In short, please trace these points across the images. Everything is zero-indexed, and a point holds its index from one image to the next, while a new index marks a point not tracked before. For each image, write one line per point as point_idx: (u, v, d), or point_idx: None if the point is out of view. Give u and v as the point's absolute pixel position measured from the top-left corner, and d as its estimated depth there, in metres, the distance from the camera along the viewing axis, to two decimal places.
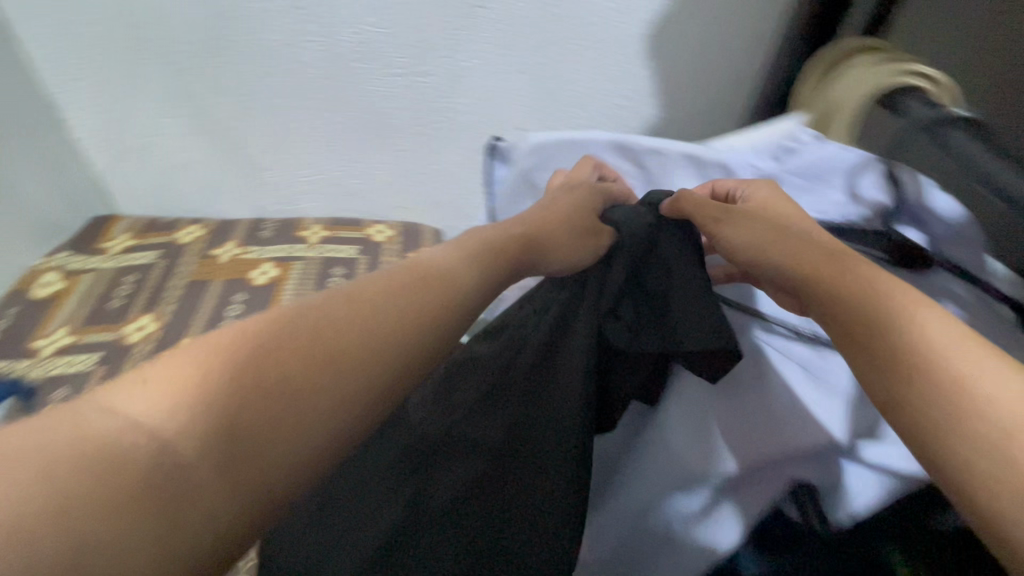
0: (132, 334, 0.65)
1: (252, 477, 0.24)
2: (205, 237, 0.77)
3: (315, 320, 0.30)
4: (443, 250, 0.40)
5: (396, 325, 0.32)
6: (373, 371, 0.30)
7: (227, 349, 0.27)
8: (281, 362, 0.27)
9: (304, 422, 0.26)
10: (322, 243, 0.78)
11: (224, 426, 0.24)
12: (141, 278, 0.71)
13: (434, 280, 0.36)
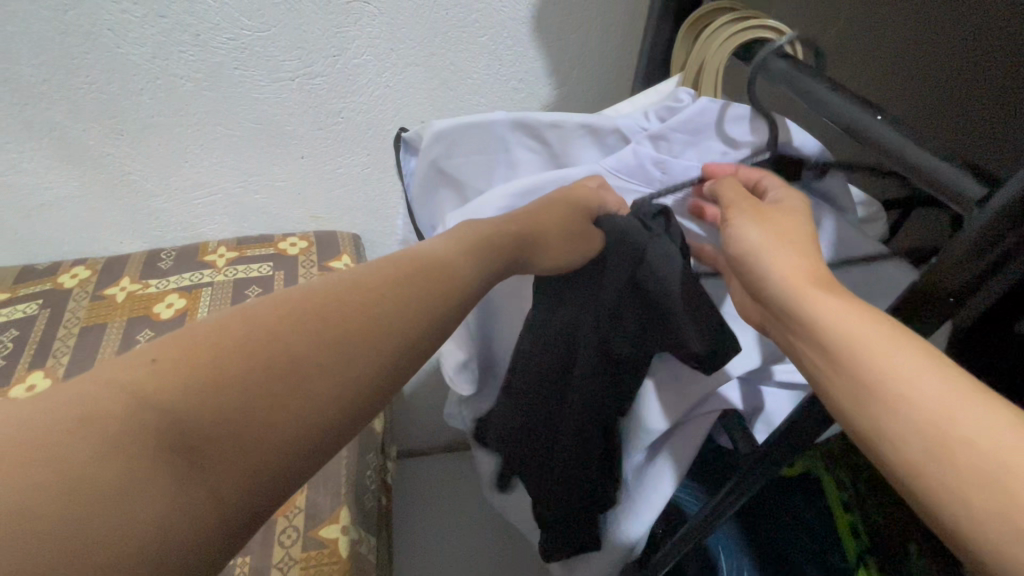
0: (20, 395, 0.60)
1: (182, 503, 0.23)
2: (92, 277, 0.72)
3: (287, 329, 0.28)
4: (436, 242, 0.37)
5: (360, 331, 0.30)
6: (343, 381, 0.28)
7: (234, 345, 0.26)
8: (247, 375, 0.26)
9: (260, 426, 0.25)
10: (231, 264, 0.73)
11: (201, 421, 0.24)
12: (23, 332, 0.65)
13: (401, 274, 0.33)
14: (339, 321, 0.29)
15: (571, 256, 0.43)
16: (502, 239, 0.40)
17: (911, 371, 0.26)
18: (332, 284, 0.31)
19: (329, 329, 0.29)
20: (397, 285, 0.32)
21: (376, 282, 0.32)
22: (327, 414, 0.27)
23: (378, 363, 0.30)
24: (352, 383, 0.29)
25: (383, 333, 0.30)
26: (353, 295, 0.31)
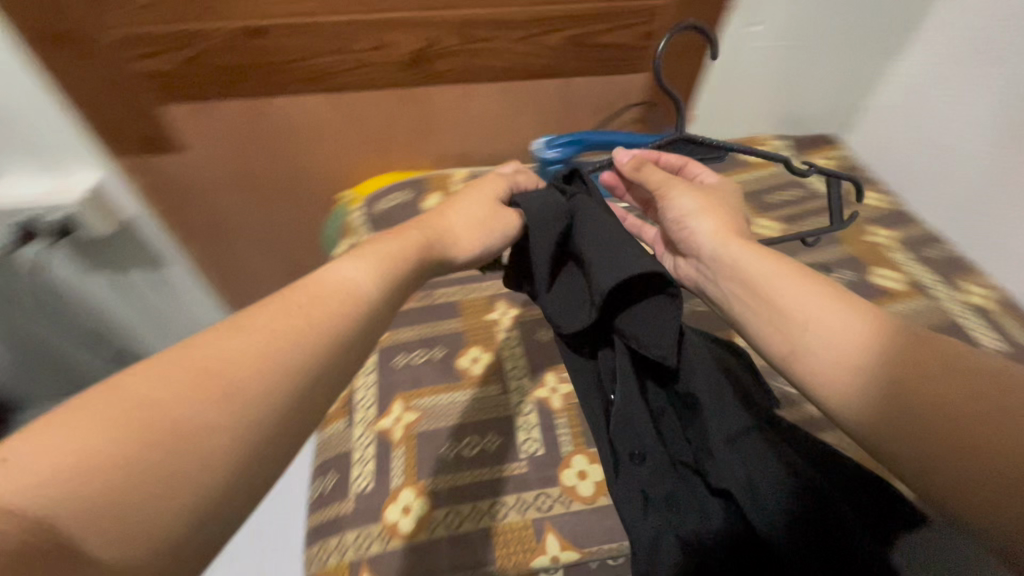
0: (758, 226, 0.70)
1: (134, 542, 0.20)
2: (881, 211, 0.73)
3: (161, 391, 0.23)
4: (354, 269, 0.34)
5: (254, 370, 0.25)
6: (253, 419, 0.24)
7: (120, 409, 0.22)
8: (116, 463, 0.20)
9: (168, 489, 0.21)
10: (983, 310, 0.60)
11: (78, 508, 0.19)
12: (802, 198, 0.74)
13: (315, 311, 0.30)
14: (218, 364, 0.25)
15: (488, 240, 0.43)
16: (407, 243, 0.38)
17: (879, 357, 0.30)
18: (215, 333, 0.27)
19: (220, 363, 0.25)
20: (304, 322, 0.29)
21: (279, 315, 0.29)
22: (232, 460, 0.23)
23: (293, 394, 0.26)
24: (268, 424, 0.25)
25: (298, 359, 0.27)
26: (246, 336, 0.27)
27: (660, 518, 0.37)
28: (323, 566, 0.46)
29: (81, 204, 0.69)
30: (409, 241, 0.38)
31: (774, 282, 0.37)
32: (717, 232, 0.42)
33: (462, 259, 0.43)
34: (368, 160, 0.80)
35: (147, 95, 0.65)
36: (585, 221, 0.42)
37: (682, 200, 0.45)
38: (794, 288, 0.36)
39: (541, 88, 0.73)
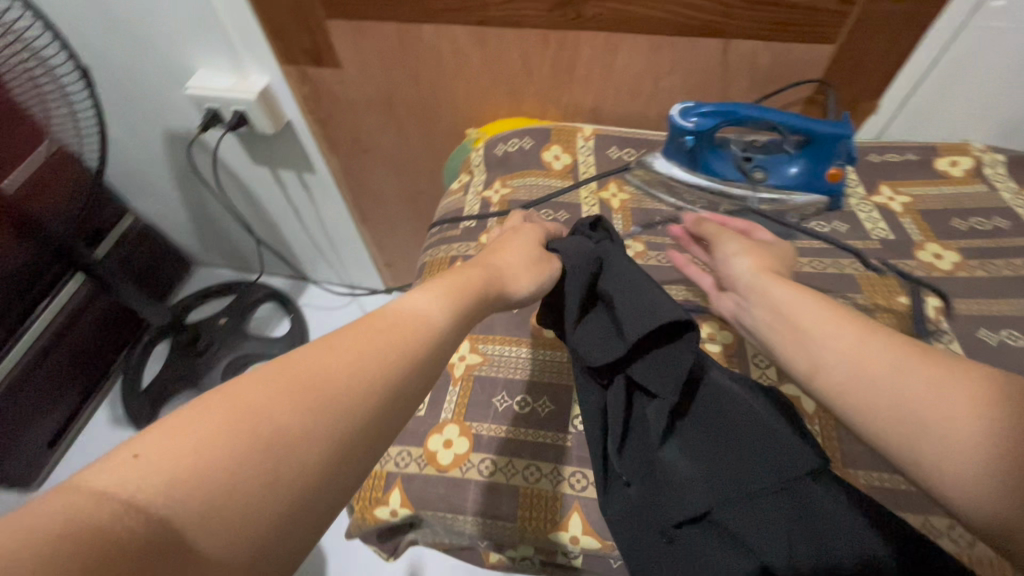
0: (925, 254, 0.57)
1: (236, 537, 0.22)
2: None
3: (272, 405, 0.25)
4: (430, 302, 0.36)
5: (348, 388, 0.28)
6: (343, 441, 0.26)
7: (231, 415, 0.24)
8: (224, 472, 0.23)
9: (265, 493, 0.23)
10: None
11: (191, 510, 0.22)
12: (1005, 231, 0.58)
13: (398, 339, 0.32)
14: (317, 384, 0.27)
15: (541, 281, 0.45)
16: (470, 279, 0.40)
17: (884, 368, 0.32)
18: (310, 350, 0.29)
19: (316, 377, 0.27)
20: (385, 344, 0.31)
21: (368, 337, 0.31)
22: (323, 473, 0.25)
23: (375, 406, 0.28)
24: (347, 437, 0.27)
25: (384, 372, 0.30)
26: (340, 356, 0.29)
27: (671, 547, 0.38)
28: None
29: (254, 103, 0.80)
30: (474, 280, 0.40)
31: (792, 307, 0.39)
32: (755, 268, 0.44)
33: (516, 298, 0.43)
34: (498, 99, 0.78)
35: (316, 9, 0.70)
36: (615, 265, 0.46)
37: (729, 248, 0.47)
38: (805, 307, 0.38)
39: (699, 50, 0.64)
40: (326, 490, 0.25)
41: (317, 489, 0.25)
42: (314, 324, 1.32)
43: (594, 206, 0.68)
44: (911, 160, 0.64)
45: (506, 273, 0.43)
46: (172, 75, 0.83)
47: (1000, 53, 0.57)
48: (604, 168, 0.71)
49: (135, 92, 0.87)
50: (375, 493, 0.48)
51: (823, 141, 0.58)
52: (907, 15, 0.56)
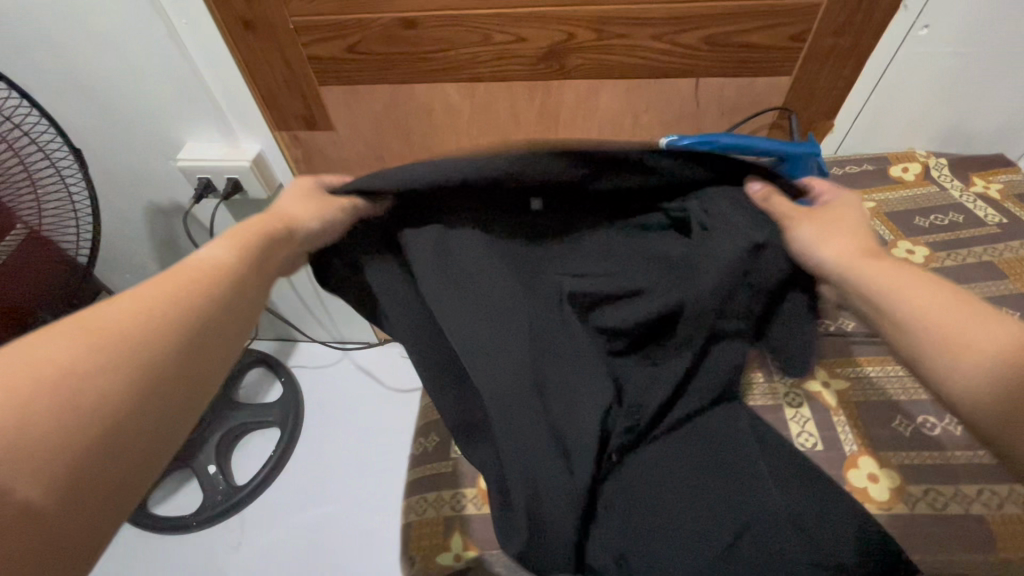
0: (899, 250, 0.64)
1: (55, 473, 0.28)
2: None
3: (65, 353, 0.31)
4: (219, 251, 0.40)
5: (133, 330, 0.33)
6: (139, 387, 0.32)
7: (28, 368, 0.29)
8: (26, 412, 0.28)
9: (63, 436, 0.28)
10: None
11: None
12: (962, 224, 0.65)
13: (183, 281, 0.37)
14: (103, 332, 0.32)
15: (332, 214, 0.46)
16: (258, 228, 0.43)
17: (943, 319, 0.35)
18: (99, 314, 0.33)
19: (107, 335, 0.32)
20: (174, 300, 0.36)
21: (160, 283, 0.36)
22: (126, 413, 0.31)
23: (168, 356, 0.34)
24: (143, 384, 0.32)
25: (178, 320, 0.35)
26: (125, 313, 0.33)
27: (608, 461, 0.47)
28: (420, 514, 0.50)
29: (247, 170, 0.82)
30: (252, 225, 0.43)
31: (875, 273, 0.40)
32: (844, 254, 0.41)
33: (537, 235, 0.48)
34: (488, 148, 0.83)
35: (308, 77, 0.74)
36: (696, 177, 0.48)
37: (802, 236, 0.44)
38: (885, 270, 0.40)
39: (672, 89, 0.71)
40: (134, 423, 0.31)
41: (121, 428, 0.31)
42: (306, 387, 1.29)
43: None
44: (868, 170, 0.72)
45: (292, 211, 0.45)
46: (160, 151, 0.83)
47: (928, 73, 0.66)
48: None
49: (120, 170, 0.87)
50: (436, 540, 0.49)
51: (795, 159, 0.65)
52: (848, 47, 0.64)
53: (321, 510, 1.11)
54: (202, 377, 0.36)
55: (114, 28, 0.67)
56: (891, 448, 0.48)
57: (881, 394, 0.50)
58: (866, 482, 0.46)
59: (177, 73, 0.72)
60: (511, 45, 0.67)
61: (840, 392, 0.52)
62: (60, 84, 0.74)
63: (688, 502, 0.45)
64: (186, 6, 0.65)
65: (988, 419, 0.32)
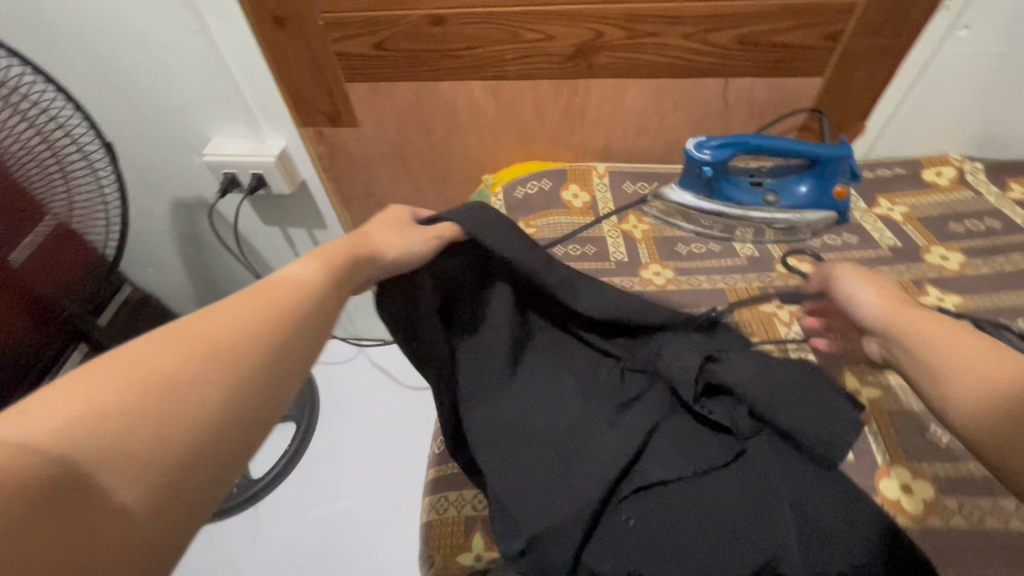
0: (933, 256, 0.62)
1: (149, 484, 0.25)
2: None
3: (160, 355, 0.29)
4: (305, 265, 0.38)
5: (230, 338, 0.31)
6: (235, 391, 0.29)
7: (125, 368, 0.27)
8: (127, 416, 0.25)
9: (161, 441, 0.26)
10: None
11: (92, 447, 0.24)
12: (999, 230, 0.64)
13: (277, 295, 0.35)
14: (202, 338, 0.30)
15: (414, 247, 0.47)
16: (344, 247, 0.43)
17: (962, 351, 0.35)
18: (195, 319, 0.32)
19: (205, 339, 0.30)
20: (267, 309, 0.34)
21: (257, 295, 0.34)
22: (220, 420, 0.28)
23: (261, 363, 0.31)
24: (236, 389, 0.29)
25: (271, 329, 0.33)
26: (221, 320, 0.32)
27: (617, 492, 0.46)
28: (441, 513, 0.50)
29: (271, 165, 0.82)
30: (340, 245, 0.43)
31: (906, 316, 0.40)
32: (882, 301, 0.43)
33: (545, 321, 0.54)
34: (511, 147, 0.82)
35: (336, 74, 0.74)
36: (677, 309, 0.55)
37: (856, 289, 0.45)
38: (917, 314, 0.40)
39: (701, 88, 0.70)
40: (228, 435, 0.28)
41: (217, 436, 0.28)
42: (322, 383, 1.30)
43: (618, 238, 0.72)
44: (901, 173, 0.71)
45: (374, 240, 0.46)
46: (187, 145, 0.84)
47: (966, 74, 0.65)
48: (622, 201, 0.75)
49: (147, 164, 0.88)
50: (456, 540, 0.48)
51: (826, 162, 0.64)
52: (884, 48, 0.63)
53: (334, 505, 1.12)
54: (295, 388, 0.33)
55: (148, 23, 0.67)
56: (923, 459, 0.46)
57: (913, 404, 0.50)
58: (899, 494, 0.45)
59: (208, 68, 0.73)
60: (540, 43, 0.67)
61: (872, 401, 0.51)
62: (93, 78, 0.75)
63: (707, 528, 0.43)
64: (218, 2, 0.66)
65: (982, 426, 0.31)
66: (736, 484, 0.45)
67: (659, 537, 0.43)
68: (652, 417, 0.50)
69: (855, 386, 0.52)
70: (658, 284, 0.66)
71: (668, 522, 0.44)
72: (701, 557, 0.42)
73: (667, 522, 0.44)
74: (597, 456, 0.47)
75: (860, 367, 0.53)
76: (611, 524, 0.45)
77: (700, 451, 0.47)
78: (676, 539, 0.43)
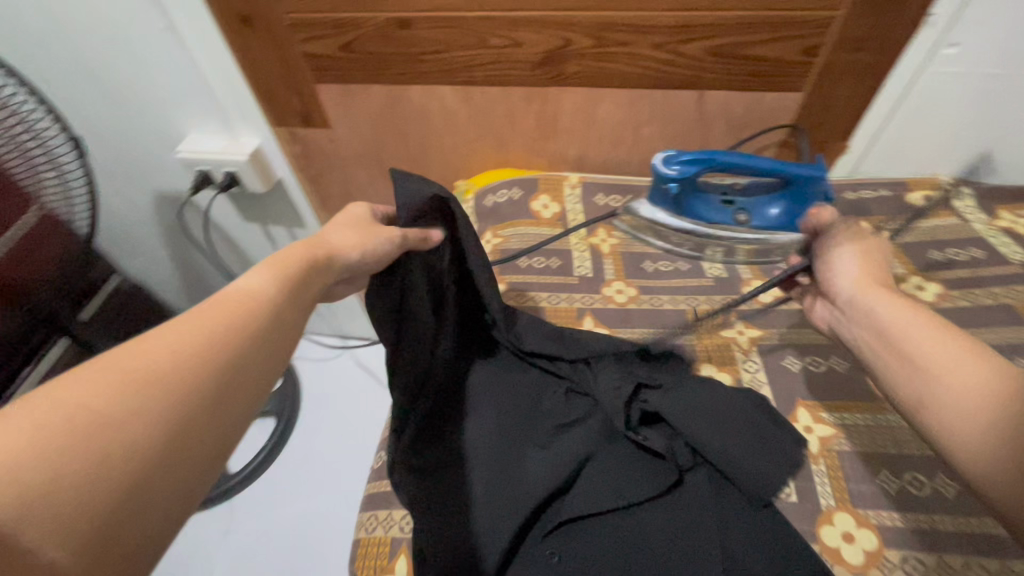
0: (909, 286, 0.59)
1: (76, 532, 0.22)
2: None
3: (88, 395, 0.25)
4: (257, 278, 0.35)
5: (171, 365, 0.27)
6: (179, 417, 0.26)
7: (41, 417, 0.23)
8: (49, 459, 0.22)
9: (91, 481, 0.23)
10: None
11: (7, 502, 0.20)
12: (982, 260, 0.60)
13: (224, 311, 0.31)
14: (137, 369, 0.26)
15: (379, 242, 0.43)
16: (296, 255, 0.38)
17: (944, 355, 0.36)
18: (135, 344, 0.28)
19: (140, 364, 0.27)
20: (214, 328, 0.30)
21: (200, 316, 0.30)
22: (161, 450, 0.25)
23: (210, 384, 0.28)
24: (178, 416, 0.26)
25: (221, 346, 0.30)
26: (161, 342, 0.28)
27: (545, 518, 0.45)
28: (369, 532, 0.49)
29: (244, 164, 0.82)
30: (294, 252, 0.38)
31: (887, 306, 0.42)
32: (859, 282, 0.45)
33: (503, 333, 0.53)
34: (486, 153, 0.80)
35: (306, 75, 0.73)
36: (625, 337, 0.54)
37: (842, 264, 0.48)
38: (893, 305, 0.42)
39: (675, 101, 0.68)
40: (174, 462, 0.25)
41: (158, 466, 0.25)
42: (305, 380, 1.31)
43: (584, 251, 0.70)
44: (884, 195, 0.68)
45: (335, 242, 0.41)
46: (165, 141, 0.84)
47: (955, 95, 0.61)
48: (593, 213, 0.73)
49: (126, 158, 0.89)
50: (379, 561, 0.47)
51: (801, 183, 0.61)
52: (864, 64, 0.60)
53: (306, 505, 1.11)
54: (249, 408, 0.30)
55: (114, 18, 0.67)
56: (869, 506, 0.44)
57: (866, 445, 0.47)
58: (840, 542, 0.43)
59: (178, 65, 0.72)
60: (507, 49, 0.65)
61: (823, 439, 0.48)
62: (68, 71, 0.75)
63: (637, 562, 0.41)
64: (184, 0, 0.65)
65: (964, 439, 0.33)
66: (671, 516, 0.44)
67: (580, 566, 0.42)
68: (589, 443, 0.48)
69: (808, 422, 0.50)
70: (620, 302, 0.64)
71: (592, 553, 0.42)
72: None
73: (588, 551, 0.42)
74: (526, 477, 0.46)
75: (816, 402, 0.51)
76: (534, 557, 0.43)
77: (634, 477, 0.46)
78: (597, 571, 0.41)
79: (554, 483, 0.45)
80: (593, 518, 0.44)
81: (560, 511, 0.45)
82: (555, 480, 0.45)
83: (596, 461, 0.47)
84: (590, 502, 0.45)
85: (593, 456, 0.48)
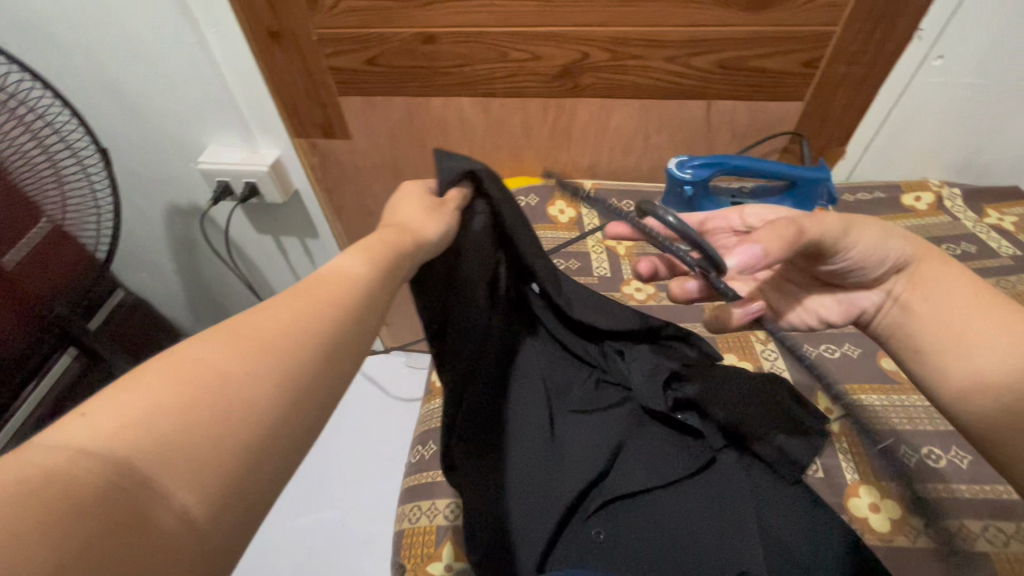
0: None
1: (205, 486, 0.23)
2: None
3: (213, 356, 0.26)
4: (351, 259, 0.35)
5: (282, 334, 0.28)
6: (288, 384, 0.27)
7: (174, 374, 0.24)
8: (184, 415, 0.23)
9: (216, 439, 0.23)
10: None
11: (149, 451, 0.22)
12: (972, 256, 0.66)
13: (325, 289, 0.32)
14: (252, 336, 0.27)
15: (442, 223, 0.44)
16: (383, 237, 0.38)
17: None
18: (252, 314, 0.29)
19: (256, 331, 0.28)
20: (316, 303, 0.31)
21: (305, 292, 0.31)
22: (272, 414, 0.26)
23: (315, 353, 0.29)
24: (288, 381, 0.27)
25: (323, 318, 0.30)
26: (272, 314, 0.29)
27: (591, 499, 0.47)
28: (414, 522, 0.51)
29: (265, 175, 0.84)
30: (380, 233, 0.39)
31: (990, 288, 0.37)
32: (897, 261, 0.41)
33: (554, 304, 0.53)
34: (502, 163, 0.84)
35: (330, 87, 0.76)
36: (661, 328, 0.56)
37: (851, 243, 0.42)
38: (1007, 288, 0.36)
39: (684, 111, 0.72)
40: (283, 427, 0.26)
41: (271, 428, 0.25)
42: None
43: (602, 254, 0.73)
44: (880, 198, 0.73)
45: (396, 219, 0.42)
46: (185, 154, 0.86)
47: (940, 104, 0.67)
48: (606, 217, 0.77)
49: (144, 171, 0.90)
50: (428, 549, 0.49)
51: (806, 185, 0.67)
52: (860, 75, 0.65)
53: (319, 515, 1.11)
54: (345, 380, 0.30)
55: (146, 34, 0.69)
56: (888, 478, 0.48)
57: (882, 423, 0.51)
58: (866, 512, 0.46)
59: (205, 79, 0.74)
60: (526, 62, 0.68)
61: (844, 419, 0.52)
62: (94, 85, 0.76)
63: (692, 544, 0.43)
64: (217, 16, 0.68)
65: None
66: (719, 497, 0.46)
67: (630, 544, 0.44)
68: (627, 428, 0.50)
69: (829, 404, 0.53)
70: (639, 299, 0.68)
71: (642, 533, 0.44)
72: (676, 560, 0.43)
73: (638, 531, 0.45)
74: (572, 458, 0.48)
75: (832, 386, 0.55)
76: (582, 538, 0.45)
77: (677, 460, 0.48)
78: (650, 550, 0.43)
79: (599, 466, 0.47)
80: (641, 500, 0.46)
81: (605, 492, 0.47)
82: (599, 463, 0.47)
83: (635, 444, 0.49)
84: (637, 483, 0.46)
85: (631, 440, 0.50)
